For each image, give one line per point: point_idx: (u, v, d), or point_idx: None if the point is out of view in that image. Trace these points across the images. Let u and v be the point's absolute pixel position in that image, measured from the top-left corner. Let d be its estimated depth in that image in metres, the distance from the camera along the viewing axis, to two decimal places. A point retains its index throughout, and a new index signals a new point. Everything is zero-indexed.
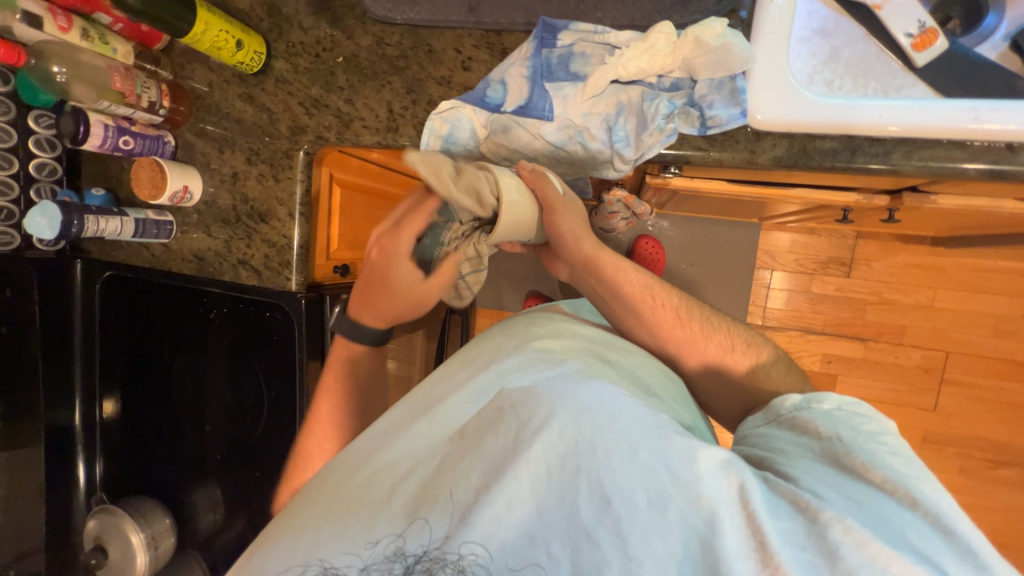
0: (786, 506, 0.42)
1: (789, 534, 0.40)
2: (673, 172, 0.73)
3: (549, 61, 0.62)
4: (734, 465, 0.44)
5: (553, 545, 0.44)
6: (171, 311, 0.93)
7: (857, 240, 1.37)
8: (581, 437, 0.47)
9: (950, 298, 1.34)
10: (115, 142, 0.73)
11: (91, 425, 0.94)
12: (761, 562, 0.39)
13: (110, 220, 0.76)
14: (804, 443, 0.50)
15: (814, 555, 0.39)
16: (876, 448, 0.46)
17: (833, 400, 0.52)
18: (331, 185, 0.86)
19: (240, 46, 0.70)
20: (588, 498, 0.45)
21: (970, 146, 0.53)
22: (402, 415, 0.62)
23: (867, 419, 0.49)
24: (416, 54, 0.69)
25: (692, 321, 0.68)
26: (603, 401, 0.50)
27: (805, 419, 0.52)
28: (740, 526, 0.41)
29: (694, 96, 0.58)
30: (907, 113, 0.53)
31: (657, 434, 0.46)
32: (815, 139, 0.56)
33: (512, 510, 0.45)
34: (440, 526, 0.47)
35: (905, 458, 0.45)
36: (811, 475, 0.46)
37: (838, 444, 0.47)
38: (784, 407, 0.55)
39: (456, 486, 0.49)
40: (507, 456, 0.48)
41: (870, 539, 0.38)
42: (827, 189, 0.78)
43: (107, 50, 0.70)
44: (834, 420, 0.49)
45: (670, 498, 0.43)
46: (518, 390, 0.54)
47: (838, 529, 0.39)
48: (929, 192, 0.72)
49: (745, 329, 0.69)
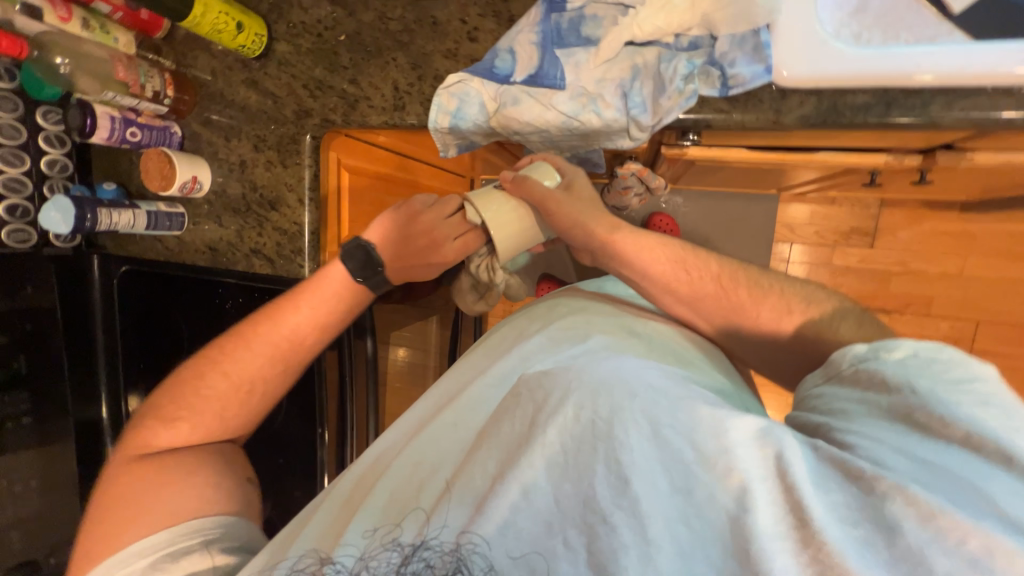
0: (835, 475, 0.38)
1: (838, 508, 0.37)
2: (691, 140, 0.70)
3: (559, 26, 0.59)
4: (772, 435, 0.41)
5: (570, 533, 0.42)
6: (187, 303, 0.94)
7: (880, 208, 1.32)
8: (598, 419, 0.45)
9: (980, 266, 1.29)
10: (122, 134, 0.72)
11: (120, 418, 0.95)
12: (802, 541, 0.36)
13: (123, 213, 0.76)
14: (866, 399, 0.44)
15: (870, 530, 0.35)
16: (960, 399, 0.39)
17: (906, 348, 0.45)
18: (339, 168, 0.85)
19: (241, 28, 0.69)
20: (606, 479, 0.42)
21: (1017, 93, 0.49)
22: (432, 405, 0.62)
23: (950, 364, 0.41)
24: (420, 27, 0.67)
25: (740, 287, 0.62)
26: (623, 379, 0.49)
27: (871, 372, 0.45)
28: (777, 501, 0.38)
29: (715, 54, 0.55)
30: (944, 61, 0.50)
31: (676, 409, 0.45)
32: (846, 94, 0.53)
33: (528, 498, 0.44)
34: (457, 516, 0.45)
35: (1002, 411, 0.38)
36: (872, 435, 0.41)
37: (908, 398, 0.41)
38: (845, 360, 0.48)
39: (471, 475, 0.47)
40: (521, 441, 0.47)
41: (939, 510, 0.34)
42: (854, 151, 0.75)
43: (108, 40, 0.69)
44: (903, 371, 0.43)
45: (695, 477, 0.41)
46: (536, 374, 0.53)
47: (898, 502, 0.35)
48: (964, 149, 0.68)
49: (799, 283, 0.62)
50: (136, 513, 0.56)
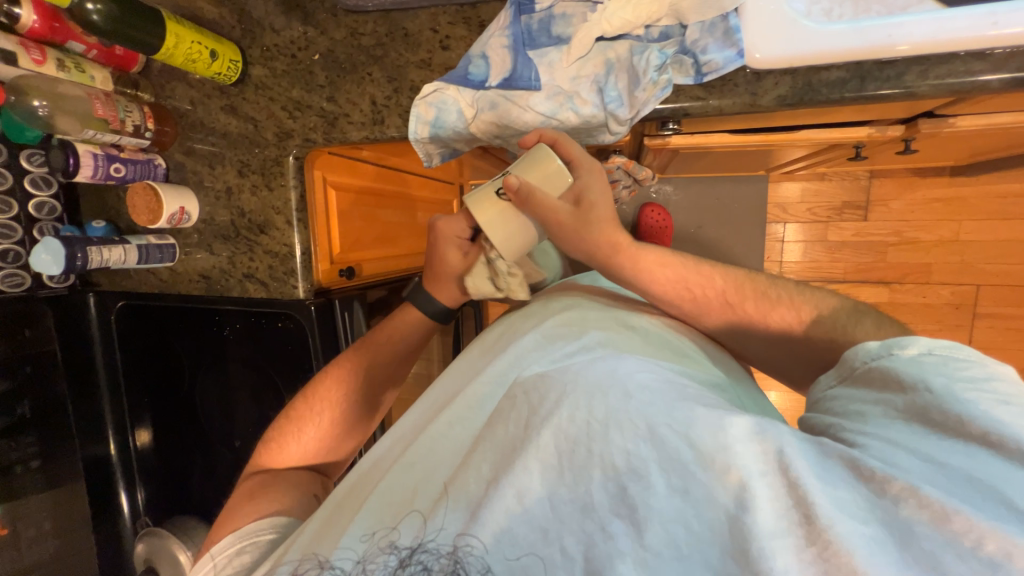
0: (842, 474, 0.37)
1: (843, 504, 0.35)
2: (672, 129, 0.70)
3: (529, 27, 0.59)
4: (769, 433, 0.39)
5: (568, 540, 0.42)
6: (185, 334, 0.95)
7: (870, 180, 1.32)
8: (593, 421, 0.45)
9: (976, 230, 1.28)
10: (106, 170, 0.73)
11: (128, 454, 0.98)
12: (807, 538, 0.35)
13: (113, 249, 0.76)
14: (882, 399, 0.43)
15: (879, 529, 0.34)
16: (978, 397, 0.38)
17: (920, 346, 0.43)
18: (325, 187, 0.86)
19: (215, 56, 0.69)
20: (605, 486, 0.42)
21: (991, 56, 0.49)
22: (424, 418, 0.61)
23: (970, 364, 0.40)
24: (392, 40, 0.67)
25: (747, 300, 0.61)
26: (617, 379, 0.48)
27: (883, 371, 0.45)
28: (779, 496, 0.37)
29: (685, 43, 0.55)
30: (918, 29, 0.49)
31: (676, 408, 0.44)
32: (820, 71, 0.53)
33: (523, 503, 0.44)
34: (453, 521, 0.46)
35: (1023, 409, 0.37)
36: (885, 437, 0.40)
37: (924, 397, 0.40)
38: (858, 358, 0.48)
39: (465, 481, 0.48)
40: (517, 445, 0.47)
41: (955, 511, 0.32)
42: (836, 127, 0.75)
43: (85, 79, 0.69)
44: (918, 369, 0.42)
45: (694, 477, 0.40)
46: (532, 377, 0.53)
47: (910, 505, 0.34)
48: (946, 115, 0.68)
49: (809, 290, 0.60)
50: (232, 515, 0.65)
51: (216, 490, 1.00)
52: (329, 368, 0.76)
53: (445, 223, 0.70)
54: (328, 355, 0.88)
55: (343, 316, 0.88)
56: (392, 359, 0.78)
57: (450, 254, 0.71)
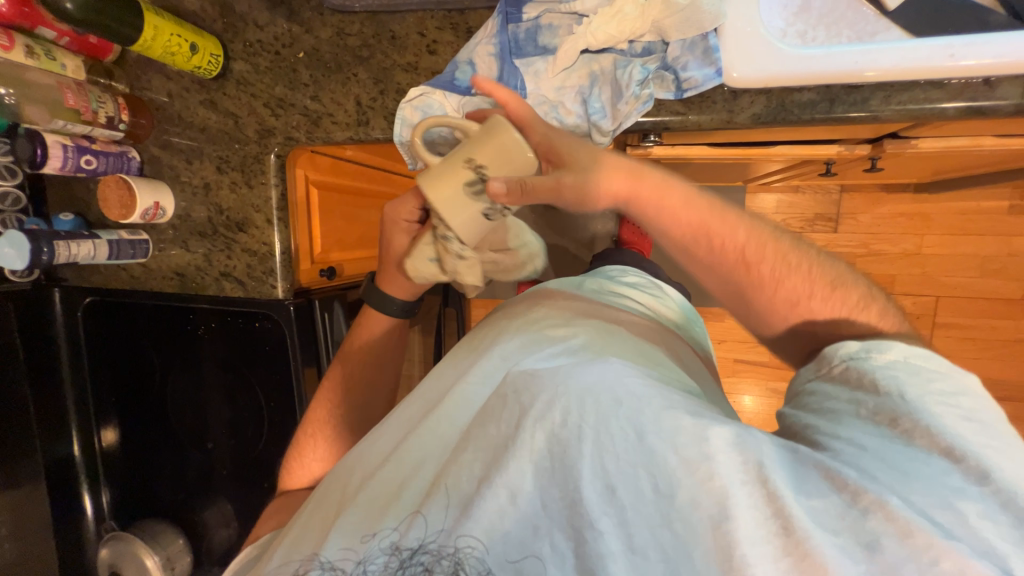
0: (819, 483, 0.39)
1: (816, 513, 0.38)
2: (653, 141, 0.73)
3: (516, 36, 0.59)
4: (749, 443, 0.41)
5: (556, 537, 0.44)
6: (154, 332, 0.92)
7: (841, 194, 1.37)
8: (584, 424, 0.45)
9: (937, 243, 1.35)
10: (77, 163, 0.69)
11: (93, 454, 0.95)
12: (784, 548, 0.37)
13: (82, 244, 0.73)
14: (856, 398, 0.45)
15: (847, 539, 0.36)
16: (945, 411, 0.41)
17: (897, 352, 0.45)
18: (307, 185, 0.85)
19: (195, 49, 0.67)
20: (593, 485, 0.43)
21: (948, 85, 0.52)
22: (408, 418, 0.60)
23: (938, 378, 0.43)
24: (379, 42, 0.67)
25: (761, 262, 0.54)
26: (607, 384, 0.47)
27: (858, 372, 0.46)
28: (759, 505, 0.39)
29: (667, 59, 0.57)
30: (883, 57, 0.52)
31: (664, 415, 0.44)
32: (792, 92, 0.56)
33: (515, 502, 0.45)
34: (441, 517, 0.47)
35: (981, 427, 0.40)
36: (857, 442, 0.41)
37: (894, 401, 0.42)
38: (837, 356, 0.48)
39: (458, 479, 0.48)
40: (507, 444, 0.47)
41: (919, 529, 0.35)
42: (807, 143, 0.78)
43: (55, 67, 0.66)
44: (893, 376, 0.43)
45: (678, 482, 0.41)
46: (523, 372, 0.52)
47: (878, 517, 0.36)
48: (909, 137, 0.72)
49: (827, 257, 0.55)
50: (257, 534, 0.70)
51: (186, 492, 0.96)
52: (315, 403, 0.79)
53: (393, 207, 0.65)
54: (307, 354, 0.86)
55: (322, 317, 0.87)
56: (373, 372, 0.79)
57: (396, 235, 0.67)
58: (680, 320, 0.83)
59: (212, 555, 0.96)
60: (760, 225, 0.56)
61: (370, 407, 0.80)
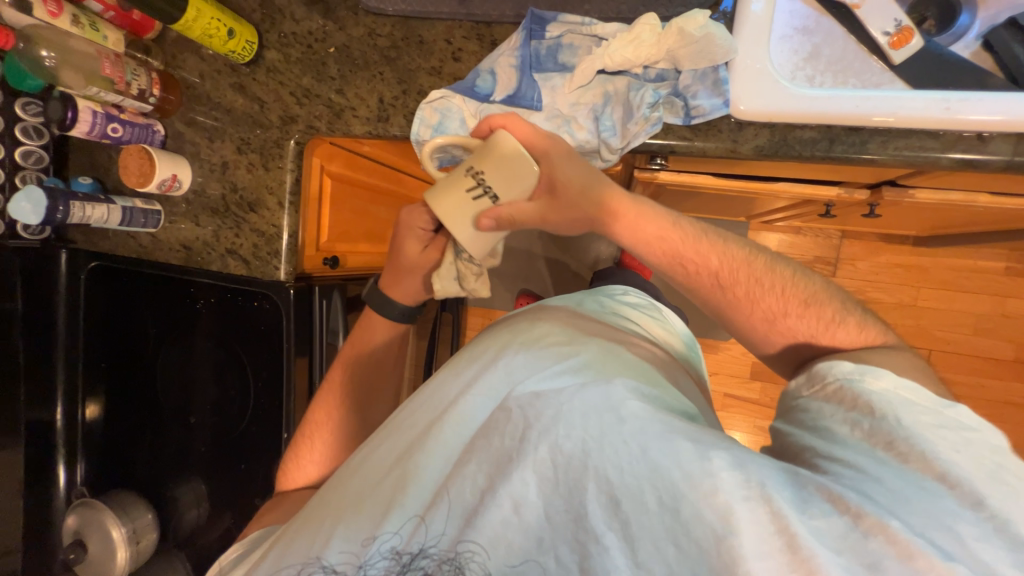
0: (821, 503, 0.40)
1: (819, 533, 0.38)
2: (659, 162, 0.76)
3: (538, 52, 0.63)
4: (751, 468, 0.41)
5: (562, 549, 0.46)
6: (157, 304, 0.94)
7: (841, 240, 1.40)
8: (588, 440, 0.47)
9: (933, 297, 1.37)
10: (103, 129, 0.72)
11: (73, 426, 0.93)
12: (789, 564, 0.38)
13: (96, 207, 0.76)
14: (851, 417, 0.45)
15: (850, 559, 0.37)
16: (937, 437, 0.41)
17: (889, 381, 0.46)
18: (322, 176, 0.87)
19: (232, 34, 0.70)
20: (597, 498, 0.45)
21: (942, 136, 0.55)
22: (410, 421, 0.60)
23: (925, 410, 0.43)
24: (407, 45, 0.70)
25: (738, 284, 0.58)
26: (613, 403, 0.48)
27: (853, 393, 0.47)
28: (764, 520, 0.39)
29: (678, 87, 0.60)
30: (885, 104, 0.54)
31: (666, 436, 0.45)
32: (795, 129, 0.58)
33: (519, 513, 0.47)
34: (441, 528, 0.50)
35: (971, 451, 0.41)
36: (856, 465, 0.42)
37: (891, 424, 0.43)
38: (831, 373, 0.49)
39: (460, 490, 0.50)
40: (511, 456, 0.49)
41: (920, 552, 0.36)
42: (811, 183, 0.81)
43: (97, 37, 0.70)
44: (887, 402, 0.44)
45: (681, 496, 0.42)
46: (528, 390, 0.53)
47: (880, 539, 0.37)
48: (907, 186, 0.75)
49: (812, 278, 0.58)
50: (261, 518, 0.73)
51: (162, 466, 0.96)
52: (315, 404, 0.79)
53: (408, 213, 0.69)
54: (300, 342, 0.86)
55: (320, 306, 0.88)
56: (374, 372, 0.80)
57: (408, 244, 0.71)
58: (678, 343, 0.84)
59: (179, 533, 0.95)
60: (736, 250, 0.59)
61: (372, 403, 0.81)
